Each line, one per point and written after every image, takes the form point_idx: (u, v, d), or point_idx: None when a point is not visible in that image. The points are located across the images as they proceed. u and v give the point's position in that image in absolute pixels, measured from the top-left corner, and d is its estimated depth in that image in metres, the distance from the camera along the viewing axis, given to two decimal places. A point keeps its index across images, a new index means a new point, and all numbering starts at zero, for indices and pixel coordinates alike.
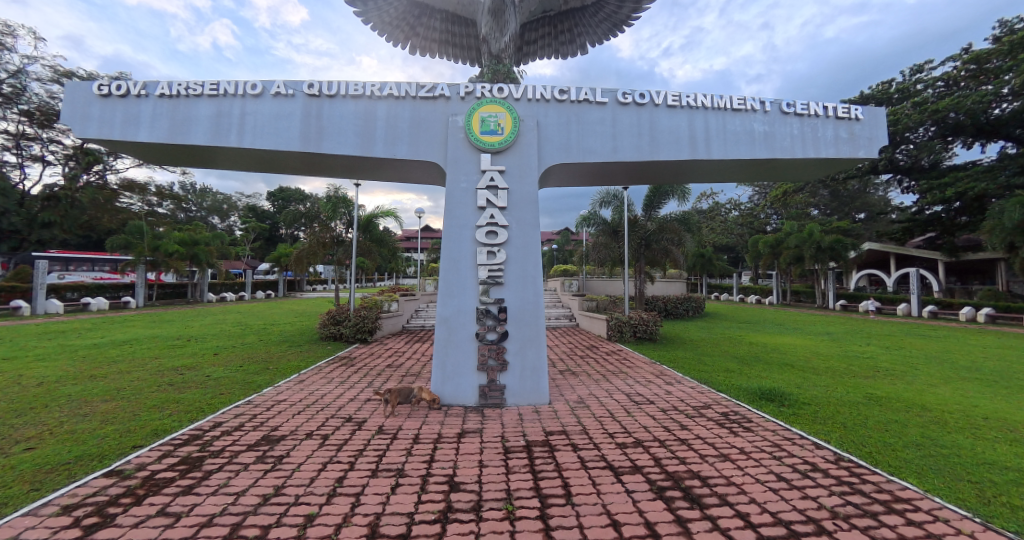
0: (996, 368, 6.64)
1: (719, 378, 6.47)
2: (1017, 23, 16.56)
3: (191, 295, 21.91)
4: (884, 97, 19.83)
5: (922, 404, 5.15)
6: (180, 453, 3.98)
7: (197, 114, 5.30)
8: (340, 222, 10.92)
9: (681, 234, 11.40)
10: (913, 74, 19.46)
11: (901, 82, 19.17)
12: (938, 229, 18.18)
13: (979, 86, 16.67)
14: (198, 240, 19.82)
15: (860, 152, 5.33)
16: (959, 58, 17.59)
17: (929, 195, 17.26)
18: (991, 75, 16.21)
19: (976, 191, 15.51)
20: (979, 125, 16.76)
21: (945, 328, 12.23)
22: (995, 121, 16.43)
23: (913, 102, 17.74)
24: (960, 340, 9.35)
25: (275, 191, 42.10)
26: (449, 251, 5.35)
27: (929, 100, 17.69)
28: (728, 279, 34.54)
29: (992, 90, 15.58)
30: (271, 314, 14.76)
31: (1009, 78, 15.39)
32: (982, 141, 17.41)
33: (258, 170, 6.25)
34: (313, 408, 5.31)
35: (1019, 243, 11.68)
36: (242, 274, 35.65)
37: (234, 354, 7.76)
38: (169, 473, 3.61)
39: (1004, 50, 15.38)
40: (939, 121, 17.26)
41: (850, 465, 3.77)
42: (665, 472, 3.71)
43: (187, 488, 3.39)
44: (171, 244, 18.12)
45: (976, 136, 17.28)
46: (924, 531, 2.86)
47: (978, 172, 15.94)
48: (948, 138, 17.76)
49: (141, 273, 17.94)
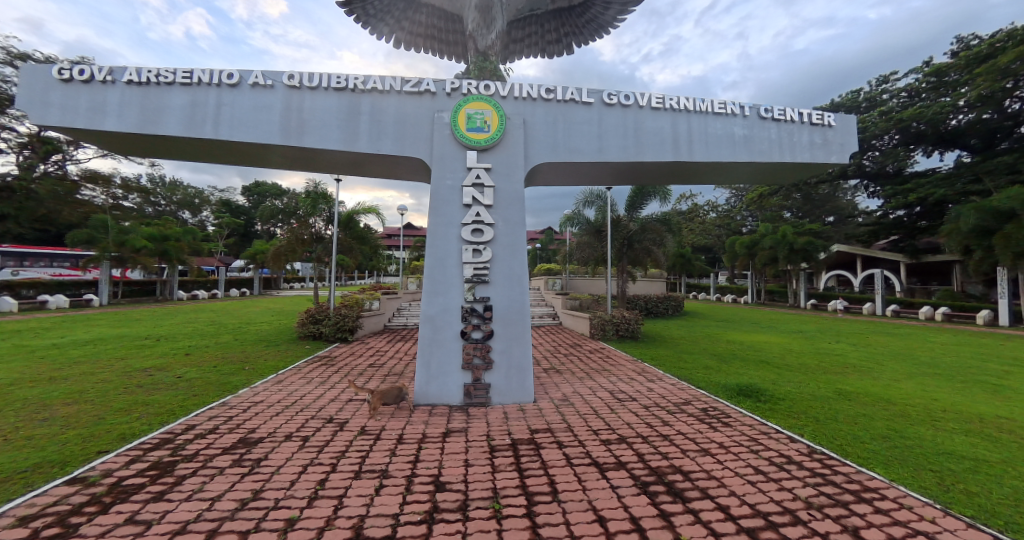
0: (955, 364, 6.99)
1: (699, 376, 6.62)
2: (973, 39, 17.71)
3: (160, 293, 20.99)
4: (853, 105, 21.04)
5: (889, 399, 5.42)
6: (151, 458, 3.82)
7: (170, 103, 5.09)
8: (319, 219, 10.55)
9: (663, 234, 11.62)
10: (879, 84, 20.68)
11: (869, 92, 20.38)
12: (901, 232, 19.27)
13: (938, 97, 17.71)
14: (167, 236, 18.89)
15: (832, 157, 5.59)
16: (921, 70, 18.70)
17: (893, 200, 18.37)
18: (949, 87, 17.27)
19: (936, 196, 16.50)
20: (939, 135, 17.79)
21: (910, 327, 12.81)
22: (953, 131, 17.44)
23: (879, 111, 18.92)
24: (927, 339, 9.74)
25: (251, 186, 40.59)
26: (434, 249, 5.30)
27: (894, 109, 18.85)
28: (707, 279, 35.46)
29: (951, 102, 16.50)
30: (249, 314, 14.04)
31: (966, 91, 16.39)
32: (941, 150, 18.51)
33: (234, 165, 6.05)
34: (292, 409, 5.17)
35: (975, 247, 12.42)
36: (214, 271, 34.24)
37: (208, 354, 7.45)
38: (138, 480, 3.45)
39: (961, 64, 16.35)
40: (903, 130, 18.35)
41: (822, 457, 3.96)
42: (647, 468, 3.79)
43: (159, 494, 3.25)
44: (139, 239, 17.21)
45: (937, 145, 18.36)
46: (890, 518, 3.03)
47: (938, 179, 17.02)
48: (910, 146, 18.86)
49: (105, 269, 17.03)
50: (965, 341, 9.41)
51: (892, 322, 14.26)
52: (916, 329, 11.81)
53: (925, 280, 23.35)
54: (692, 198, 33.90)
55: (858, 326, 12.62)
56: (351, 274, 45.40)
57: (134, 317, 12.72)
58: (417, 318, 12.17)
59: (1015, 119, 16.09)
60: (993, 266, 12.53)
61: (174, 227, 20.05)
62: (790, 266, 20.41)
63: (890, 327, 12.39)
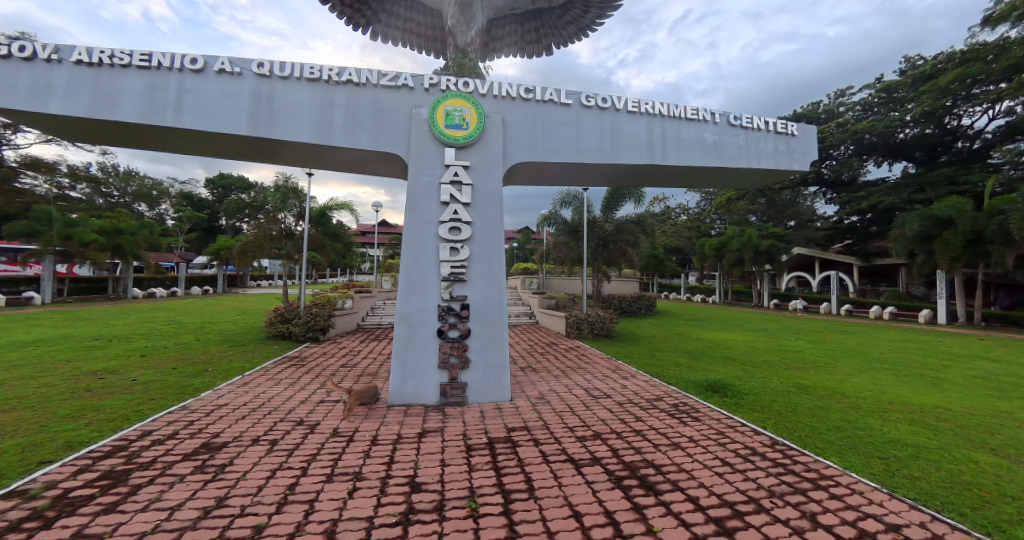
0: (900, 360, 7.55)
1: (670, 372, 6.85)
2: (919, 60, 19.22)
3: (112, 290, 19.64)
4: (813, 116, 22.32)
5: (842, 392, 5.81)
6: (102, 467, 3.57)
7: (124, 87, 4.77)
8: (289, 215, 10.18)
9: (637, 236, 11.91)
10: (837, 97, 22.02)
11: (828, 105, 21.81)
12: (856, 237, 20.71)
13: (888, 112, 19.08)
14: (121, 229, 17.63)
15: (795, 164, 5.91)
16: (874, 86, 20.09)
17: (849, 206, 19.79)
18: (897, 103, 18.67)
19: (885, 204, 17.82)
20: (889, 147, 19.13)
21: (862, 325, 13.69)
22: (900, 144, 18.79)
23: (837, 123, 20.24)
24: (878, 336, 10.46)
25: (215, 178, 38.43)
26: (411, 246, 5.22)
27: (850, 121, 20.18)
28: (677, 279, 36.57)
29: (898, 116, 17.80)
30: (213, 313, 13.27)
31: (912, 107, 17.72)
32: (889, 161, 19.91)
33: (196, 156, 5.74)
34: (260, 412, 4.97)
35: (918, 251, 13.47)
36: (173, 268, 32.30)
37: (166, 356, 7.03)
38: (87, 491, 3.22)
39: (909, 82, 17.87)
40: (857, 141, 19.67)
41: (783, 448, 4.20)
42: (621, 462, 3.89)
43: (112, 505, 3.06)
44: (89, 233, 16.02)
45: (886, 156, 19.73)
46: (843, 503, 3.26)
47: (887, 188, 18.32)
48: (863, 156, 20.17)
49: (49, 264, 15.76)
50: (910, 338, 10.18)
51: (845, 321, 15.19)
52: (868, 328, 12.63)
53: (875, 281, 24.88)
54: (665, 201, 34.88)
55: (816, 324, 13.36)
56: (322, 272, 43.88)
57: (82, 316, 11.86)
58: (392, 317, 11.93)
59: (954, 134, 17.64)
60: (933, 269, 13.62)
61: (129, 220, 18.72)
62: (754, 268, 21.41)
63: (846, 325, 13.19)
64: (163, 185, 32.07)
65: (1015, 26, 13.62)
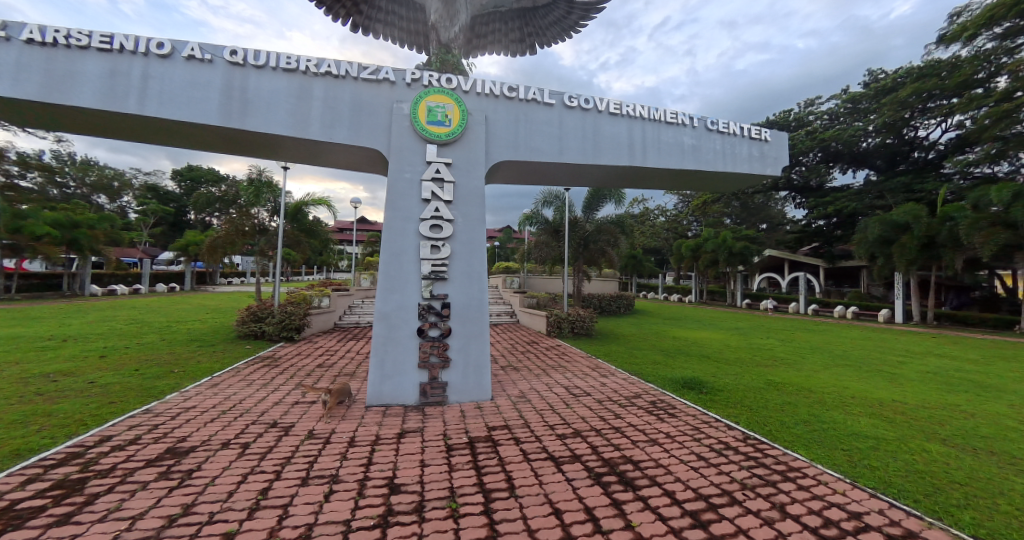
0: (861, 357, 7.96)
1: (648, 370, 6.99)
2: (881, 73, 20.34)
3: (68, 288, 18.40)
4: (784, 124, 23.24)
5: (809, 388, 6.08)
6: (55, 476, 3.34)
7: (82, 70, 4.48)
8: (263, 210, 9.83)
9: (617, 236, 12.09)
10: (806, 106, 23.05)
11: (798, 113, 22.78)
12: (822, 240, 21.67)
13: (853, 122, 20.13)
14: (78, 222, 16.47)
15: (767, 169, 6.14)
16: (840, 96, 21.14)
17: (816, 210, 20.70)
18: (862, 114, 19.70)
19: (849, 209, 18.77)
20: (853, 155, 20.14)
21: (829, 324, 14.31)
22: (863, 152, 19.81)
23: (806, 131, 21.16)
24: (842, 335, 11.00)
25: (183, 170, 36.58)
26: (390, 244, 5.13)
27: (818, 129, 21.13)
28: (656, 279, 37.30)
29: (862, 126, 18.78)
30: (179, 311, 12.66)
31: (874, 118, 18.73)
32: (853, 168, 20.96)
33: (161, 146, 5.45)
34: (230, 414, 4.77)
35: (878, 255, 14.26)
36: (137, 264, 30.60)
37: (127, 356, 6.65)
38: (36, 502, 3.01)
39: (872, 94, 18.96)
40: (824, 149, 20.62)
41: (755, 442, 4.36)
42: (601, 459, 3.94)
43: (65, 517, 2.88)
44: (41, 226, 14.95)
45: (850, 163, 20.76)
46: (810, 493, 3.42)
47: (851, 194, 19.29)
48: (830, 163, 21.16)
49: None
50: (872, 336, 10.72)
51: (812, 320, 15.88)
52: (834, 326, 13.24)
53: (839, 282, 26.02)
54: (644, 202, 35.54)
55: (785, 323, 13.91)
56: (297, 269, 42.39)
57: (35, 315, 11.11)
58: (371, 316, 11.69)
59: (910, 145, 18.81)
60: (892, 271, 14.44)
61: (87, 213, 17.54)
62: (728, 269, 22.11)
63: (814, 324, 13.77)
64: (124, 174, 30.15)
65: (966, 46, 14.67)
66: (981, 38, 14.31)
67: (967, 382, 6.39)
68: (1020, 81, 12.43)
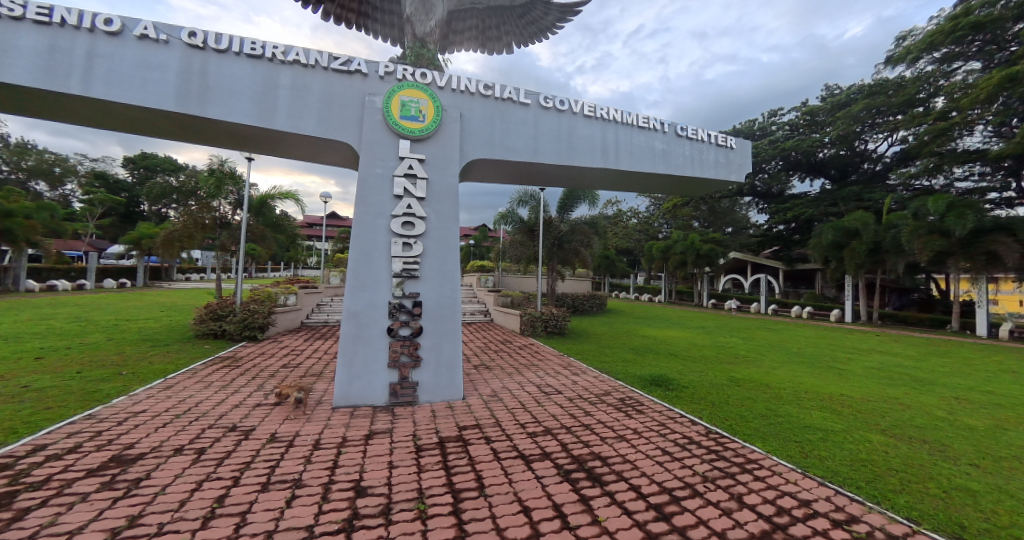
0: (814, 354, 8.46)
1: (618, 368, 7.15)
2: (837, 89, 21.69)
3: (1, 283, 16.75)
4: (749, 132, 24.40)
5: (767, 384, 6.41)
6: None
7: (16, 44, 4.10)
8: (224, 202, 9.34)
9: (590, 237, 12.27)
10: (769, 117, 24.27)
11: (762, 123, 23.96)
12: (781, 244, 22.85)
13: (810, 133, 21.36)
14: (13, 212, 15.06)
15: (732, 175, 6.43)
16: (800, 109, 22.40)
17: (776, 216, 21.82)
18: (818, 126, 20.96)
19: (806, 215, 19.93)
20: (811, 164, 21.37)
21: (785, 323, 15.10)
22: (819, 161, 21.06)
23: (769, 140, 22.31)
24: (797, 333, 11.64)
25: (137, 157, 34.23)
26: (360, 241, 4.98)
27: (780, 138, 22.30)
28: (627, 279, 38.18)
29: (818, 138, 19.96)
30: (128, 309, 11.77)
31: (829, 130, 19.94)
32: (810, 177, 22.21)
33: (109, 130, 5.06)
34: (185, 418, 4.50)
35: (831, 258, 15.21)
36: (81, 258, 28.33)
37: (69, 358, 6.14)
38: None
39: (828, 107, 20.29)
40: (785, 158, 21.78)
41: (716, 436, 4.55)
42: (570, 456, 3.99)
43: None
44: None
45: (808, 172, 22.00)
46: (765, 484, 3.60)
47: (808, 201, 20.44)
48: (790, 171, 22.33)
49: None
50: (823, 334, 11.44)
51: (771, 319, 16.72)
52: (790, 325, 13.98)
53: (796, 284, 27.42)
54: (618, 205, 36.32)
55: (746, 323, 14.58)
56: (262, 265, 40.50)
57: None
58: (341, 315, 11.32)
59: (861, 156, 20.03)
60: (842, 274, 15.43)
61: (25, 201, 16.04)
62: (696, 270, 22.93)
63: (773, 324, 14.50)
64: (69, 161, 27.86)
65: (910, 67, 15.93)
66: (923, 61, 15.56)
67: (906, 377, 6.91)
68: (954, 102, 13.60)
